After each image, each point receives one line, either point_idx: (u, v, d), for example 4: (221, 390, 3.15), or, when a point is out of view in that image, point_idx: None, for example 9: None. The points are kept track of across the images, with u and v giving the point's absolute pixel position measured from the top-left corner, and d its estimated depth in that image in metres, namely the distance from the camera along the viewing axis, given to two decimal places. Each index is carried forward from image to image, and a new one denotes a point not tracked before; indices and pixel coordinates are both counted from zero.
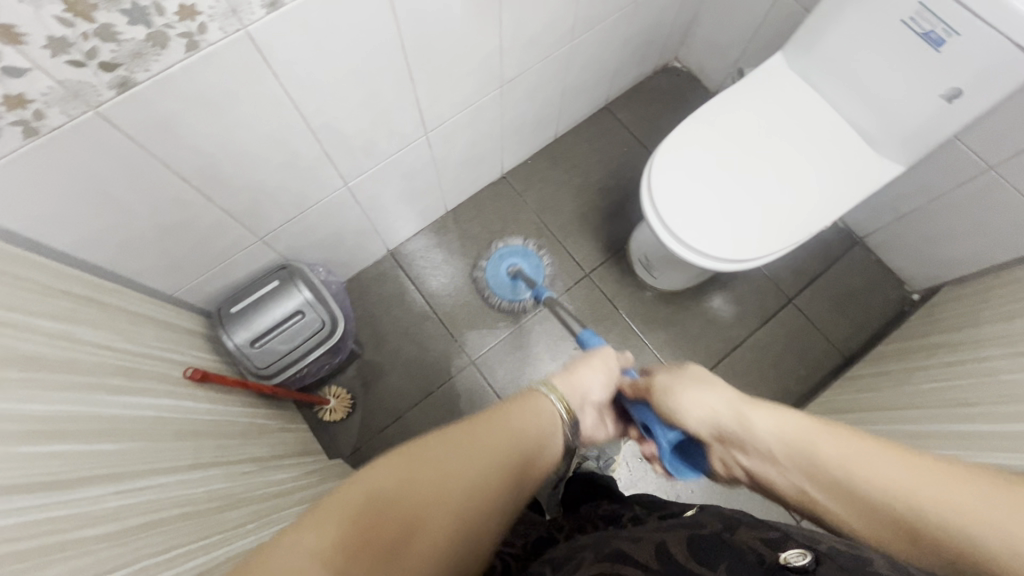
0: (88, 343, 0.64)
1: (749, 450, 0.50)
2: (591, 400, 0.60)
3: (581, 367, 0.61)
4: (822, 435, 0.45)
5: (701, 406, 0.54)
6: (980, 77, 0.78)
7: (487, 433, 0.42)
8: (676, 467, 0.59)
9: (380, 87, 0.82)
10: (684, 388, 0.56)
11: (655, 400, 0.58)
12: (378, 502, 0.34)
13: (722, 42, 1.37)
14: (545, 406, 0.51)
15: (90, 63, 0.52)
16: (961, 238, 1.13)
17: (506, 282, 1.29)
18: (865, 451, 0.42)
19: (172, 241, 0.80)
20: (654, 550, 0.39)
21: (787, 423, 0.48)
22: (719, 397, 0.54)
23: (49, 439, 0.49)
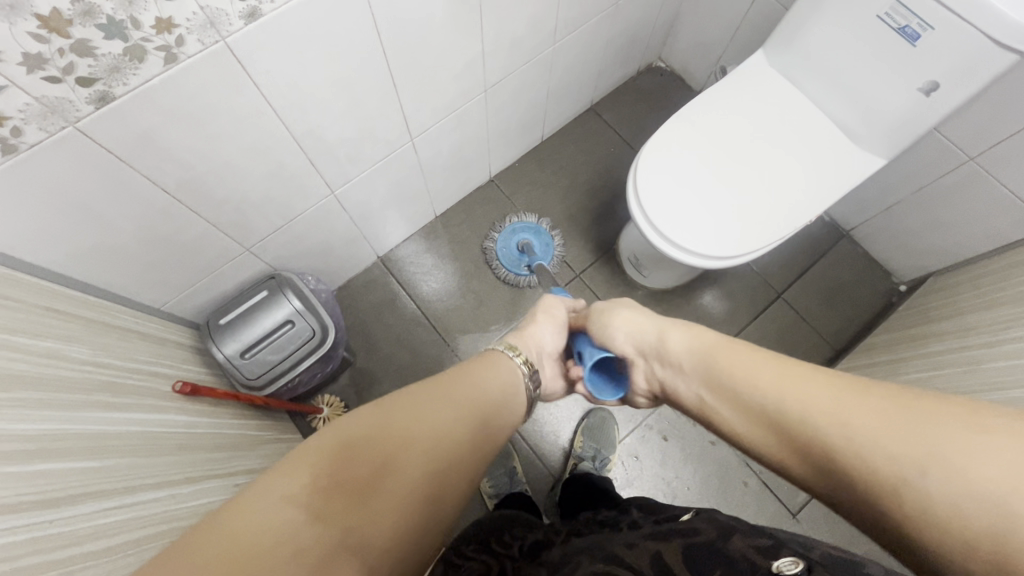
0: (73, 360, 0.63)
1: (665, 362, 0.60)
2: (545, 352, 0.71)
3: (532, 327, 0.73)
4: (734, 350, 0.53)
5: (630, 329, 0.66)
6: (956, 70, 0.79)
7: (442, 390, 0.46)
8: (597, 387, 0.68)
9: (364, 95, 0.82)
10: (619, 316, 0.67)
11: (595, 327, 0.69)
12: (350, 444, 0.37)
13: (705, 41, 1.38)
14: (504, 361, 0.60)
15: (67, 79, 0.52)
16: (946, 228, 1.14)
17: (515, 255, 1.31)
18: (800, 388, 0.44)
19: (157, 254, 0.80)
20: (649, 558, 0.40)
21: (704, 341, 0.57)
22: (646, 322, 0.65)
23: (34, 459, 0.49)
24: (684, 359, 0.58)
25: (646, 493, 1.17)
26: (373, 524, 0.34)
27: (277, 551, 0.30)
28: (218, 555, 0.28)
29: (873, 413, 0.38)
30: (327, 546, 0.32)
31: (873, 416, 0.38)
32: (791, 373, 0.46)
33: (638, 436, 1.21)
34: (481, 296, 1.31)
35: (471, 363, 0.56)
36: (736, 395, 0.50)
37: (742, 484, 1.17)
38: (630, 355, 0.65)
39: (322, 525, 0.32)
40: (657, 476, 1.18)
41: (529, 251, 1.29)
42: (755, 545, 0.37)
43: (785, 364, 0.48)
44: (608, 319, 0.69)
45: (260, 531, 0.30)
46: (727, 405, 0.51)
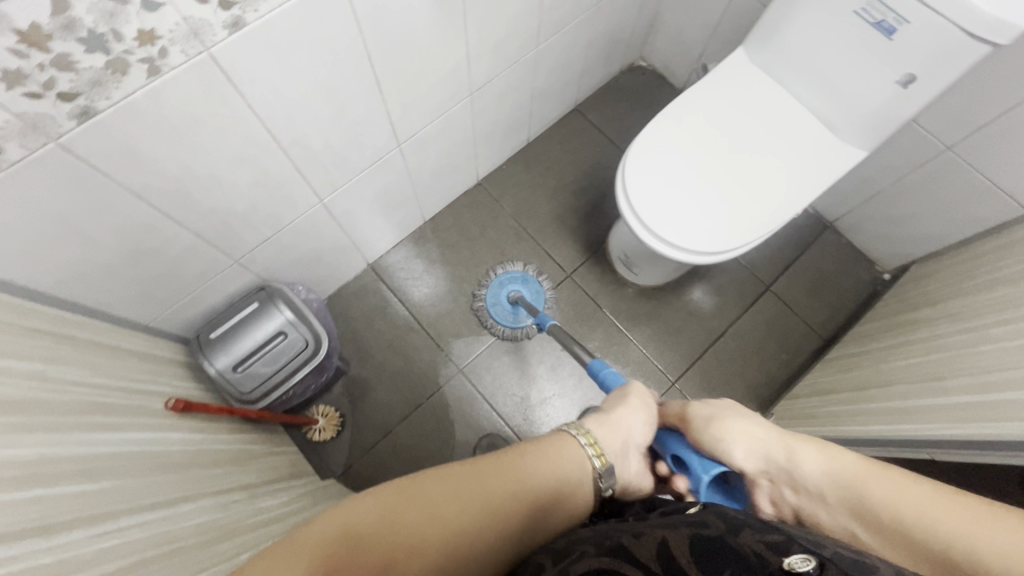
0: (62, 381, 0.61)
1: (799, 487, 0.53)
2: (633, 444, 0.57)
3: (619, 413, 0.59)
4: (882, 477, 0.48)
5: (745, 439, 0.58)
6: (932, 62, 0.81)
7: (477, 480, 0.42)
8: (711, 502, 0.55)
9: (350, 102, 0.82)
10: (735, 423, 0.59)
11: (701, 434, 0.59)
12: (354, 534, 0.35)
13: (684, 39, 1.40)
14: (571, 448, 0.50)
15: (47, 94, 0.50)
16: (926, 216, 1.17)
17: (508, 309, 1.28)
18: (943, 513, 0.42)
19: (144, 270, 0.78)
20: (655, 550, 0.38)
21: (843, 465, 0.52)
22: (764, 432, 0.58)
23: (28, 483, 0.48)
24: (826, 485, 0.52)
25: None
26: None
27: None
28: None
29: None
30: None
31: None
32: (951, 502, 0.42)
33: None
34: (473, 300, 1.31)
35: (537, 439, 0.50)
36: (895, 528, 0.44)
37: None
38: (753, 473, 0.57)
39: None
40: None
41: (521, 303, 1.26)
42: (765, 541, 0.37)
43: (934, 490, 0.44)
44: (712, 422, 0.60)
45: None
46: (881, 540, 0.44)
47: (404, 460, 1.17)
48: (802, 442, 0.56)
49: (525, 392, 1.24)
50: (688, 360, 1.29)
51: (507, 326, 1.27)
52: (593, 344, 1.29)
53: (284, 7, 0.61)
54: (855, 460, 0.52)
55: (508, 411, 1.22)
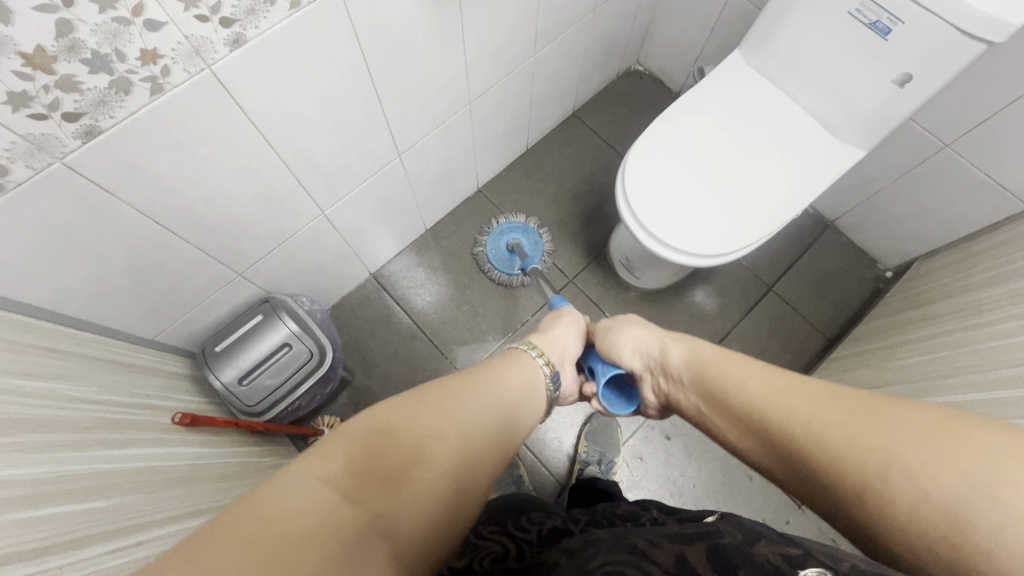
0: (70, 400, 0.62)
1: (667, 374, 0.61)
2: (568, 355, 0.68)
3: (555, 329, 0.70)
4: (725, 360, 0.54)
5: (634, 342, 0.67)
6: (927, 61, 0.81)
7: (470, 387, 0.45)
8: (609, 400, 0.69)
9: (351, 114, 0.83)
10: (624, 330, 0.68)
11: (600, 342, 0.70)
12: (381, 433, 0.37)
13: (680, 43, 1.40)
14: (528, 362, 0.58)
15: (52, 115, 0.51)
16: (927, 213, 1.17)
17: (504, 254, 1.31)
18: (793, 392, 0.45)
19: (149, 285, 0.79)
20: (673, 556, 0.39)
21: (699, 351, 0.58)
22: (650, 334, 0.66)
23: (39, 503, 0.48)
24: (682, 369, 0.59)
25: (652, 494, 1.18)
26: (402, 518, 0.34)
27: (312, 536, 0.30)
28: (258, 539, 0.28)
29: (845, 408, 0.40)
30: (357, 533, 0.32)
31: (839, 410, 0.40)
32: (772, 377, 0.48)
33: (641, 437, 1.22)
34: (476, 307, 1.31)
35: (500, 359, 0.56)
36: (726, 401, 0.51)
37: (747, 477, 1.18)
38: (638, 370, 0.66)
39: (351, 511, 0.32)
40: (663, 476, 1.19)
41: (519, 251, 1.28)
42: (784, 554, 0.37)
43: (764, 368, 0.50)
44: (612, 333, 0.70)
45: (297, 511, 0.30)
46: (718, 413, 0.52)
47: None
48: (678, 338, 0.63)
49: None
50: None
51: (507, 273, 1.30)
52: None
53: (283, 23, 0.61)
54: (710, 347, 0.58)
55: None
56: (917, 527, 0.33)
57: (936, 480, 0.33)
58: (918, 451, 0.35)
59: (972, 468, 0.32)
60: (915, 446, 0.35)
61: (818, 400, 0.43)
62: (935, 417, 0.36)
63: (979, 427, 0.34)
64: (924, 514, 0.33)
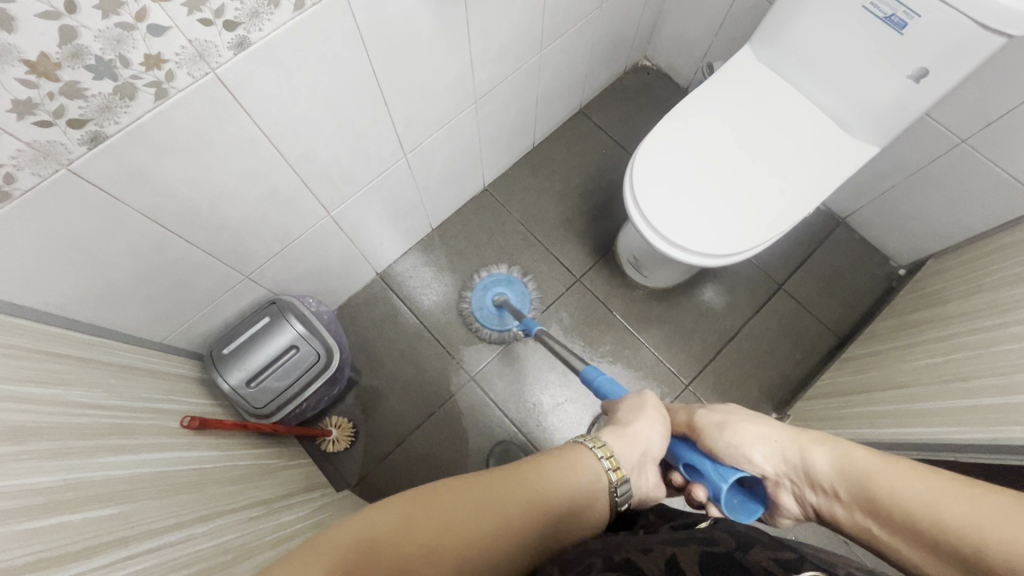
0: (79, 405, 0.62)
1: (818, 487, 0.50)
2: (650, 456, 0.53)
3: (636, 424, 0.55)
4: (898, 473, 0.44)
5: (761, 441, 0.54)
6: (944, 56, 0.79)
7: (497, 493, 0.39)
8: (731, 508, 0.52)
9: (356, 115, 0.82)
10: (742, 425, 0.56)
11: (712, 440, 0.56)
12: (371, 546, 0.33)
13: (688, 38, 1.38)
14: (586, 460, 0.46)
15: (58, 122, 0.51)
16: (941, 210, 1.15)
17: (493, 312, 1.27)
18: (989, 513, 0.37)
19: (157, 288, 0.79)
20: (662, 563, 0.38)
21: (855, 460, 0.48)
22: (779, 431, 0.55)
23: (47, 511, 0.48)
24: (837, 482, 0.48)
25: (661, 495, 1.17)
26: None
27: None
28: None
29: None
30: None
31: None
32: (966, 497, 0.39)
33: None
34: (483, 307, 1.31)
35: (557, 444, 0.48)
36: (903, 522, 0.42)
37: None
38: (774, 476, 0.53)
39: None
40: None
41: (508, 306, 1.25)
42: (778, 560, 0.36)
43: (950, 482, 0.41)
44: (725, 427, 0.56)
45: None
46: (896, 541, 0.43)
47: (418, 469, 1.17)
48: (819, 440, 0.52)
49: (537, 398, 1.23)
50: (701, 362, 1.28)
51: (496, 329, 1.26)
52: (604, 348, 1.28)
53: (288, 25, 0.60)
54: (871, 456, 0.47)
55: (521, 417, 1.22)
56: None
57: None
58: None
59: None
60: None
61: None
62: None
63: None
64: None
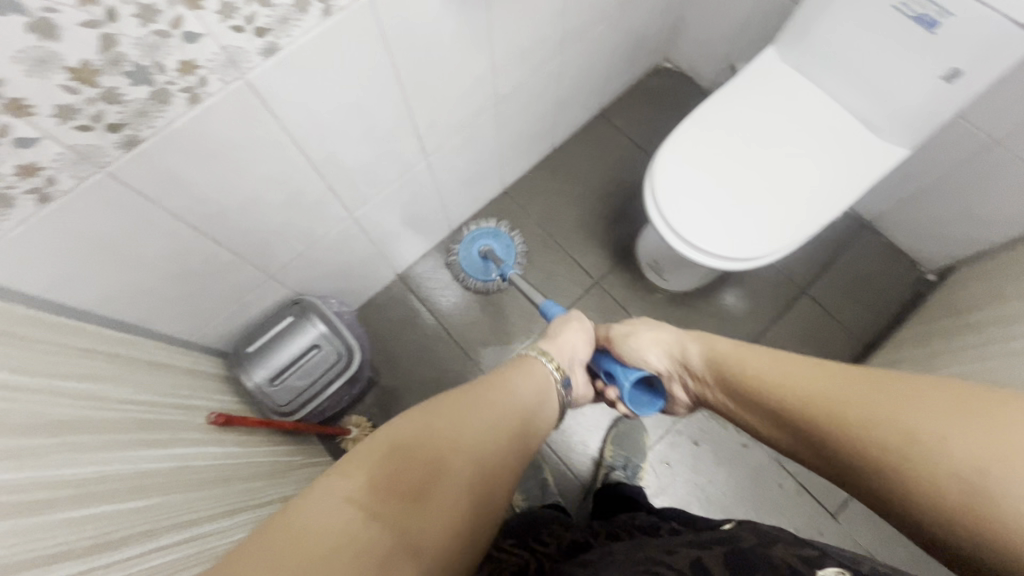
0: (111, 401, 0.64)
1: (695, 375, 0.69)
2: (578, 358, 0.72)
3: (567, 334, 0.73)
4: (782, 364, 0.57)
5: (658, 346, 0.72)
6: (978, 56, 0.77)
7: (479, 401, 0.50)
8: (636, 402, 0.70)
9: (379, 119, 0.83)
10: (652, 338, 0.73)
11: (623, 348, 0.74)
12: (398, 448, 0.40)
13: (711, 39, 1.37)
14: (538, 367, 0.63)
15: (96, 126, 0.53)
16: (974, 213, 1.12)
17: (476, 261, 1.26)
18: (864, 394, 0.47)
19: (186, 287, 0.81)
20: (689, 561, 0.38)
21: (720, 351, 0.65)
22: (680, 341, 0.71)
23: (82, 503, 0.50)
24: (710, 371, 0.66)
25: (680, 501, 1.16)
26: (426, 524, 0.37)
27: (345, 544, 0.33)
28: (295, 548, 0.31)
29: (875, 395, 0.46)
30: (385, 535, 0.35)
31: (872, 398, 0.46)
32: (803, 371, 0.54)
33: (668, 442, 1.20)
34: (502, 308, 1.31)
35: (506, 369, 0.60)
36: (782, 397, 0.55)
37: (779, 485, 1.15)
38: (668, 371, 0.72)
39: (378, 525, 0.35)
40: (691, 482, 1.17)
41: (491, 257, 1.24)
42: (801, 555, 0.36)
43: (798, 364, 0.56)
44: (631, 338, 0.74)
45: (327, 521, 0.33)
46: (756, 411, 0.59)
47: None
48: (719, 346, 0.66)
49: None
50: None
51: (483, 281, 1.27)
52: None
53: (316, 31, 0.62)
54: (762, 354, 0.60)
55: None
56: (943, 498, 0.39)
57: (955, 457, 0.39)
58: (941, 432, 0.41)
59: (986, 447, 0.38)
60: (940, 429, 0.41)
61: (848, 390, 0.48)
62: (970, 404, 0.41)
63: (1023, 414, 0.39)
64: (947, 483, 0.39)
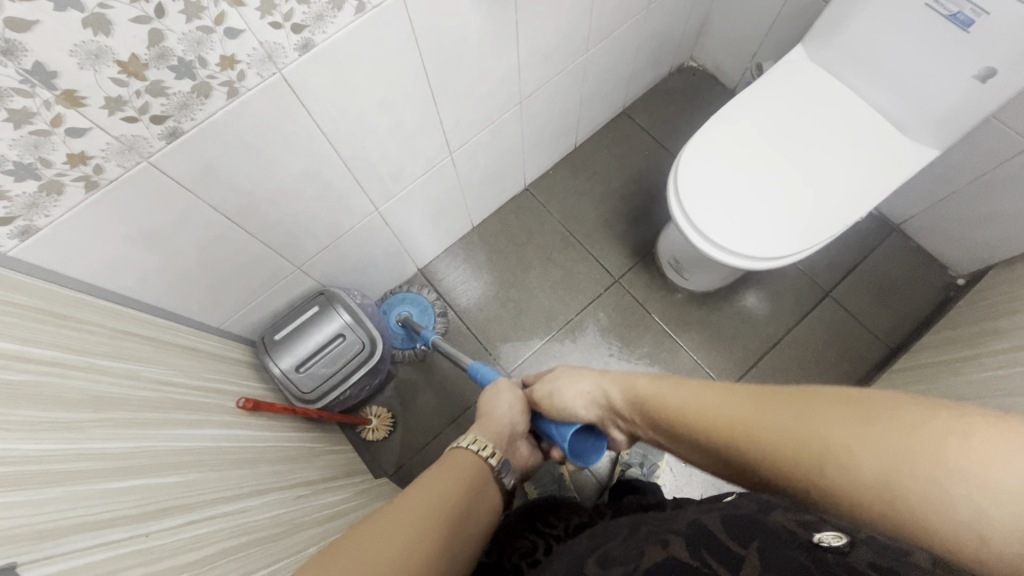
0: (150, 381, 0.67)
1: (622, 418, 0.62)
2: (516, 431, 0.70)
3: (496, 411, 0.70)
4: (688, 395, 0.52)
5: (579, 395, 0.65)
6: (1013, 54, 0.76)
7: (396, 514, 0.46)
8: (581, 455, 0.69)
9: (407, 115, 0.85)
10: (564, 385, 0.67)
11: (546, 408, 0.68)
12: None
13: (737, 38, 1.36)
14: (462, 457, 0.59)
15: (142, 117, 0.55)
16: (1006, 218, 1.09)
17: (395, 331, 1.25)
18: (774, 418, 0.44)
19: (219, 276, 0.83)
20: (687, 524, 0.40)
21: (632, 383, 0.59)
22: (589, 382, 0.65)
23: (122, 476, 0.52)
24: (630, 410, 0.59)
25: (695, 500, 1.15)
26: None
27: None
28: None
29: (784, 413, 0.44)
30: None
31: (781, 419, 0.43)
32: (706, 396, 0.50)
33: None
34: (521, 305, 1.32)
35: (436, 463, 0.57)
36: (704, 437, 0.49)
37: None
38: (597, 418, 0.65)
39: None
40: (707, 482, 1.16)
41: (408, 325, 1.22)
42: (798, 519, 0.36)
43: (699, 385, 0.52)
44: (554, 396, 0.67)
45: None
46: (680, 446, 0.54)
47: None
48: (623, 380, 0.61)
49: None
50: (741, 368, 1.25)
51: (408, 348, 1.26)
52: (642, 350, 1.28)
53: (349, 28, 0.64)
54: (662, 384, 0.56)
55: None
56: (864, 514, 0.37)
57: (866, 470, 0.37)
58: (848, 446, 0.39)
59: (893, 453, 0.37)
60: (848, 441, 0.39)
61: (756, 413, 0.45)
62: (866, 408, 0.40)
63: (915, 411, 0.38)
64: (866, 498, 0.37)
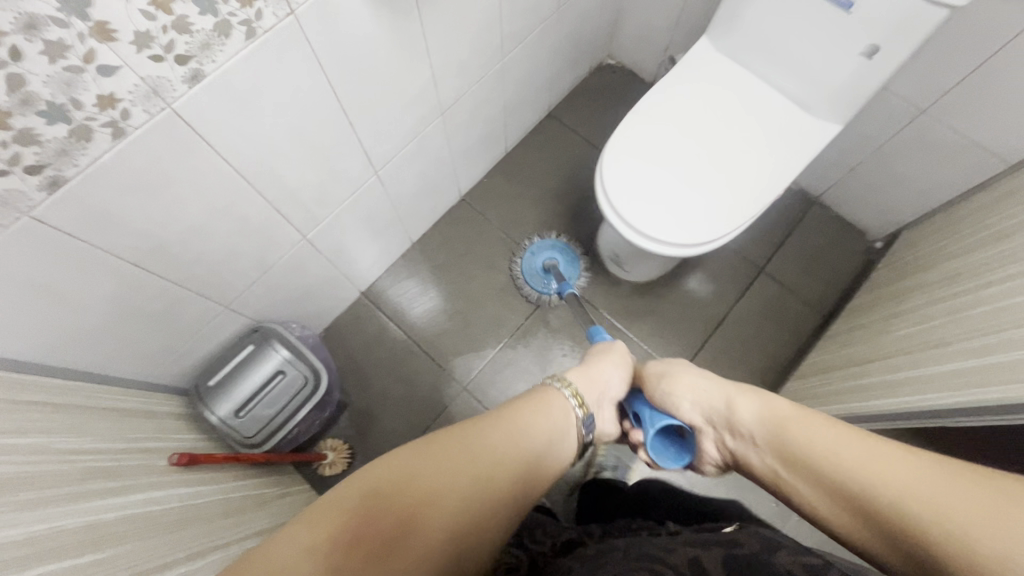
0: (61, 451, 0.61)
1: (734, 433, 0.61)
2: (610, 395, 0.68)
3: (599, 366, 0.69)
4: (827, 436, 0.51)
5: (694, 393, 0.66)
6: (890, 32, 0.82)
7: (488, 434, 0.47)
8: (660, 452, 0.64)
9: (323, 138, 0.82)
10: (681, 377, 0.68)
11: (653, 386, 0.70)
12: (383, 489, 0.39)
13: (648, 34, 1.40)
14: (556, 402, 0.57)
15: (14, 169, 0.51)
16: (908, 180, 1.17)
17: (540, 274, 1.31)
18: (928, 483, 0.41)
19: (134, 327, 0.78)
20: (687, 558, 0.42)
21: (777, 411, 0.58)
22: (709, 385, 0.66)
23: (33, 562, 0.48)
24: (749, 429, 0.59)
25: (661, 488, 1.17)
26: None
27: None
28: None
29: (942, 482, 0.41)
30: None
31: (918, 480, 0.42)
32: (876, 453, 0.47)
33: None
34: (470, 317, 1.31)
35: (533, 398, 0.56)
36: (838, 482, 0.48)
37: None
38: (699, 423, 0.65)
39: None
40: None
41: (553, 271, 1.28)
42: (803, 567, 0.39)
43: (865, 439, 0.49)
44: (666, 378, 0.69)
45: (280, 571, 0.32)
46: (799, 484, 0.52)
47: None
48: (750, 396, 0.61)
49: None
50: (690, 351, 1.29)
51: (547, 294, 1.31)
52: None
53: (242, 55, 0.61)
54: (801, 419, 0.55)
55: None
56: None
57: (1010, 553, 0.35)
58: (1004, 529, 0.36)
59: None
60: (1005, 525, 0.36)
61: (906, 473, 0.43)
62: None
63: None
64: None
